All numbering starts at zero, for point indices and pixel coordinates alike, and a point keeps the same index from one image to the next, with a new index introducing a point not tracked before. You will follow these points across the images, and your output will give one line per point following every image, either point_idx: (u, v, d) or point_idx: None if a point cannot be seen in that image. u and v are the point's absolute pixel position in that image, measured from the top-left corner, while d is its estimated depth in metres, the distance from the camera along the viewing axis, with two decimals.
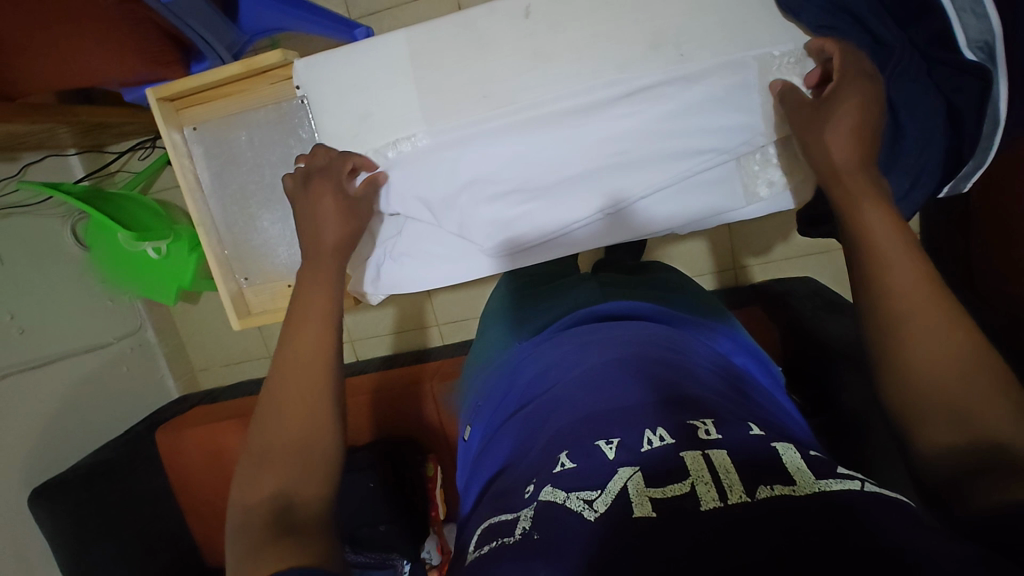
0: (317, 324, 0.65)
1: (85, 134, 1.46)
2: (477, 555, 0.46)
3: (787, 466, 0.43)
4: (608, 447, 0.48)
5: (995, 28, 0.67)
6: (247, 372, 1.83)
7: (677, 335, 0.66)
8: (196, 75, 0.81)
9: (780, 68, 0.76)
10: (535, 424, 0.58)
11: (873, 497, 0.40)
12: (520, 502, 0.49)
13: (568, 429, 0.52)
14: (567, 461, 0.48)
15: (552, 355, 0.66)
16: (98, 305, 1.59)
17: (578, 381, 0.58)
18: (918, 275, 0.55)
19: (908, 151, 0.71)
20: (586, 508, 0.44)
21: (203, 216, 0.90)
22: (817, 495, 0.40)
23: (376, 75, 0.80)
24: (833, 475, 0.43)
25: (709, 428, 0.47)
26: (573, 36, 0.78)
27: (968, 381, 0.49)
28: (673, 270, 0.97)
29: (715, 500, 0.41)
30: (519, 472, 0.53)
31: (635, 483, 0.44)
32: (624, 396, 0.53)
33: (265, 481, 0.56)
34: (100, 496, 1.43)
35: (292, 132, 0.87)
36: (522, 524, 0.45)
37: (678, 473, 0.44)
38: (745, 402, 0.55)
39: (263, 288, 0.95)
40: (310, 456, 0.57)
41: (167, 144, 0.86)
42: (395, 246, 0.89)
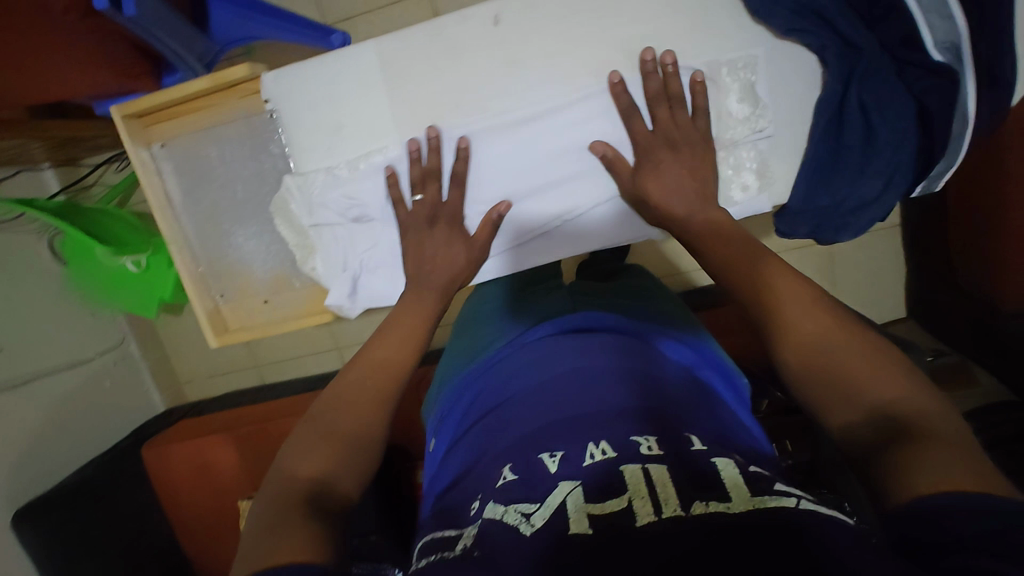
0: (410, 330, 0.69)
1: (60, 149, 1.43)
2: (416, 569, 0.46)
3: (724, 482, 0.45)
4: (550, 460, 0.50)
5: (960, 28, 0.66)
6: (233, 383, 1.81)
7: (639, 345, 0.66)
8: (168, 90, 0.79)
9: (734, 73, 0.75)
10: (486, 434, 0.58)
11: (806, 515, 0.41)
12: (465, 520, 0.50)
13: (517, 442, 0.53)
14: (509, 475, 0.50)
15: (512, 364, 0.67)
16: (78, 320, 1.57)
17: (533, 392, 0.59)
18: (812, 303, 0.56)
19: (883, 151, 0.71)
20: (523, 522, 0.46)
21: (174, 233, 0.88)
22: (748, 514, 0.41)
23: (347, 86, 0.79)
24: (770, 492, 0.44)
25: (650, 444, 0.50)
26: (545, 43, 0.77)
27: (871, 375, 0.50)
28: (650, 274, 0.97)
29: (650, 515, 0.43)
30: (465, 485, 0.54)
31: (574, 499, 0.46)
32: (576, 409, 0.55)
33: (307, 456, 0.56)
34: (87, 515, 1.41)
35: (264, 147, 0.85)
36: (464, 540, 0.47)
37: (619, 488, 0.46)
38: (700, 413, 0.56)
39: (242, 306, 0.93)
40: (359, 451, 0.58)
41: (135, 161, 0.84)
42: (358, 258, 0.85)
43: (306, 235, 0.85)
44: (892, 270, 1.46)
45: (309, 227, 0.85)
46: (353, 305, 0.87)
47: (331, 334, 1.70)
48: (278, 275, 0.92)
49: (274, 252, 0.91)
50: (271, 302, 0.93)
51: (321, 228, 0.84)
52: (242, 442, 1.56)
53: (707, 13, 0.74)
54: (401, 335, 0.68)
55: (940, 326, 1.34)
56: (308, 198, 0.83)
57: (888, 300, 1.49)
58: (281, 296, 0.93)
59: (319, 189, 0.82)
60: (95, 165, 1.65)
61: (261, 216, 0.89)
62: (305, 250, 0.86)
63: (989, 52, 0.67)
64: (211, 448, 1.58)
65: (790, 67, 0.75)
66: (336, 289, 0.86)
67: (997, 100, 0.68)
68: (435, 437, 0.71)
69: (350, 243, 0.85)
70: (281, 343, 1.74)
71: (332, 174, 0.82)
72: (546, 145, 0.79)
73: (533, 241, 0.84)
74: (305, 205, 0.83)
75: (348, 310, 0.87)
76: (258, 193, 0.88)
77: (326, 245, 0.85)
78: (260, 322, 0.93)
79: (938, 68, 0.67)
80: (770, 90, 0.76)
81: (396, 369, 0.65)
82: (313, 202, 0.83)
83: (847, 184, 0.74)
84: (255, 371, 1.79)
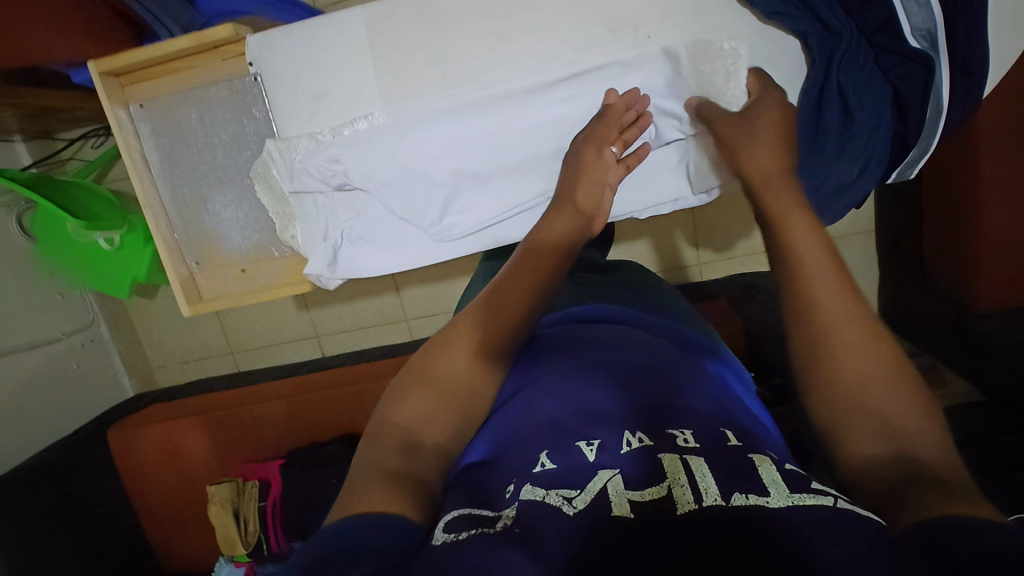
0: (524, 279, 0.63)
1: (33, 119, 1.39)
2: (449, 536, 0.42)
3: (761, 478, 0.42)
4: (588, 449, 0.48)
5: (936, 16, 0.68)
6: (208, 369, 1.77)
7: (652, 338, 0.66)
8: (148, 48, 0.78)
9: (711, 55, 0.77)
10: (508, 419, 0.55)
11: (846, 516, 0.39)
12: (500, 503, 0.47)
13: (548, 430, 0.51)
14: (546, 462, 0.48)
15: (528, 349, 0.65)
16: (45, 299, 1.52)
17: (557, 378, 0.58)
18: (840, 299, 0.52)
19: (859, 136, 0.73)
20: (566, 503, 0.43)
21: (150, 197, 0.87)
22: (787, 512, 0.39)
23: (333, 52, 0.79)
24: (807, 490, 0.41)
25: (687, 436, 0.48)
26: (534, 18, 0.77)
27: (892, 399, 0.47)
28: (644, 270, 1.01)
29: (690, 503, 0.41)
30: (500, 468, 0.51)
31: (615, 485, 0.44)
32: (602, 401, 0.54)
33: (413, 402, 0.56)
34: (46, 499, 1.36)
35: (246, 110, 0.84)
36: (503, 519, 0.44)
37: (658, 477, 0.44)
38: (721, 401, 0.55)
39: (219, 274, 0.91)
40: (459, 394, 0.57)
41: (111, 121, 0.82)
42: (344, 227, 0.86)
43: (287, 202, 0.86)
44: (869, 275, 1.46)
45: (290, 193, 0.85)
46: (333, 274, 0.88)
47: (310, 321, 1.68)
48: (259, 242, 0.90)
49: (254, 220, 0.89)
50: (248, 270, 0.91)
51: (302, 195, 0.84)
52: (216, 428, 1.53)
53: None
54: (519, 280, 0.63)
55: (914, 329, 1.36)
56: (290, 163, 0.83)
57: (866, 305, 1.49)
58: (259, 264, 0.91)
59: (301, 155, 0.82)
60: (71, 140, 1.61)
61: (242, 183, 0.88)
62: (285, 217, 0.87)
63: (965, 43, 0.68)
64: (182, 433, 1.53)
65: (772, 50, 0.76)
66: (316, 258, 0.86)
67: (970, 89, 0.70)
68: None
69: (332, 211, 0.85)
70: (257, 330, 1.71)
71: (315, 140, 0.82)
72: (527, 119, 0.80)
73: (504, 220, 0.84)
74: (287, 169, 0.83)
75: (327, 280, 0.88)
76: (239, 157, 0.87)
77: (306, 212, 0.85)
78: (237, 292, 0.91)
79: (914, 53, 0.69)
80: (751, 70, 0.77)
81: (501, 330, 0.60)
82: (295, 167, 0.82)
83: (823, 168, 0.74)
84: (229, 358, 1.75)
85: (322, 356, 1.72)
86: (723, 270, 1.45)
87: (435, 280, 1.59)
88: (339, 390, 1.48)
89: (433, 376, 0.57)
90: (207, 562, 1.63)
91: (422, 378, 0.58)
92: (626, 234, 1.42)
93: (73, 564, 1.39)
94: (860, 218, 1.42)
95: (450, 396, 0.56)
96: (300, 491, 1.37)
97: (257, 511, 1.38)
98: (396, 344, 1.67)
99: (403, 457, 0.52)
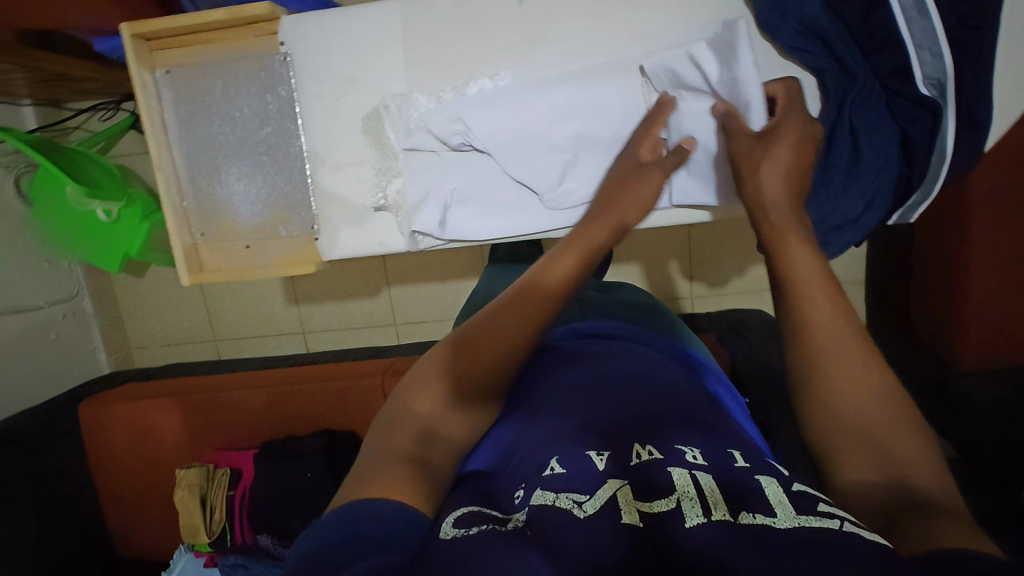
0: (533, 304, 0.62)
1: (44, 84, 1.39)
2: (456, 531, 0.43)
3: (768, 499, 0.43)
4: (598, 458, 0.48)
5: (947, 67, 0.71)
6: (188, 355, 1.74)
7: (657, 357, 0.68)
8: (182, 17, 0.79)
9: None
10: (515, 430, 0.56)
11: (853, 539, 0.38)
12: (509, 506, 0.48)
13: (565, 434, 0.52)
14: (556, 466, 0.48)
15: (542, 365, 0.67)
16: (33, 264, 1.48)
17: (571, 391, 0.59)
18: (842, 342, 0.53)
19: (867, 173, 0.76)
20: (576, 506, 0.44)
21: (164, 160, 0.87)
22: (794, 532, 0.39)
23: (367, 39, 0.81)
24: (813, 512, 0.41)
25: (695, 454, 0.48)
26: (564, 28, 0.79)
27: (886, 425, 0.48)
28: (645, 293, 1.03)
29: (699, 517, 0.41)
30: (504, 478, 0.52)
31: (624, 494, 0.44)
32: (611, 410, 0.55)
33: (430, 398, 0.57)
34: (7, 467, 1.31)
35: (271, 87, 0.85)
36: (514, 521, 0.45)
37: (666, 488, 0.44)
38: (720, 417, 0.56)
39: (223, 250, 0.91)
40: (481, 376, 0.59)
41: (135, 83, 0.83)
42: (452, 185, 0.84)
43: (395, 158, 0.84)
44: None
45: (402, 150, 0.83)
46: (443, 234, 0.84)
47: (298, 317, 1.66)
48: (267, 219, 0.89)
49: (263, 194, 0.89)
50: (252, 247, 0.91)
51: (413, 152, 0.84)
52: (193, 411, 1.49)
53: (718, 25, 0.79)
54: (533, 301, 0.62)
55: None
56: (406, 119, 0.82)
57: None
58: (263, 244, 0.90)
59: (420, 111, 0.82)
60: (80, 110, 1.61)
61: (253, 165, 0.88)
62: (388, 173, 0.84)
63: (972, 98, 0.71)
64: (157, 414, 1.49)
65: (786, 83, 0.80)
66: (426, 215, 0.83)
67: (973, 140, 0.73)
68: None
69: (442, 172, 0.84)
70: (242, 320, 1.69)
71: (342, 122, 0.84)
72: (541, 114, 0.80)
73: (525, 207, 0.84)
74: (402, 126, 0.82)
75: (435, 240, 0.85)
76: (256, 134, 0.87)
77: (320, 191, 0.86)
78: (238, 268, 0.91)
79: (924, 100, 0.72)
80: None
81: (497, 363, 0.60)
82: (412, 124, 0.82)
83: (831, 203, 0.76)
84: (212, 345, 1.72)
85: (306, 351, 1.70)
86: (714, 305, 1.47)
87: (428, 285, 1.58)
88: (322, 384, 1.46)
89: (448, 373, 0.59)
90: (167, 550, 1.58)
91: (424, 389, 0.58)
92: (623, 260, 1.43)
93: (25, 539, 1.33)
94: (851, 266, 1.45)
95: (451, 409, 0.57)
96: (270, 485, 1.33)
97: (226, 499, 1.35)
98: (382, 347, 1.66)
99: (418, 442, 0.53)
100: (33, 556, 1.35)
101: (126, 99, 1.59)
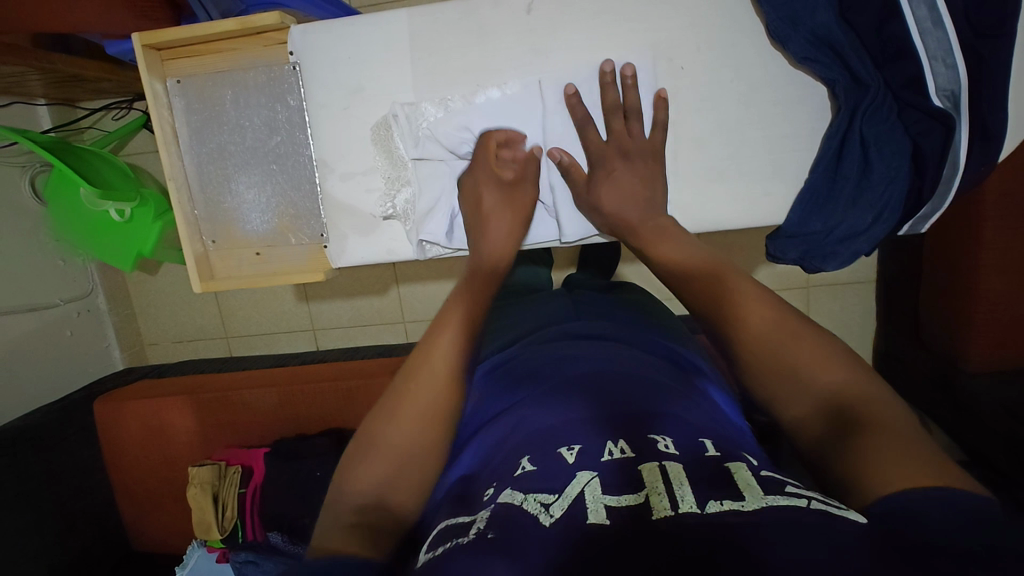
0: (452, 322, 0.66)
1: (58, 85, 1.40)
2: (429, 555, 0.44)
3: (737, 484, 0.44)
4: (568, 454, 0.49)
5: (961, 79, 0.70)
6: (200, 351, 1.76)
7: (642, 354, 0.69)
8: (193, 28, 0.80)
9: (735, 88, 0.79)
10: (500, 433, 0.57)
11: (823, 517, 0.40)
12: (478, 505, 0.49)
13: (536, 436, 0.53)
14: (527, 465, 0.49)
15: (515, 368, 0.68)
16: (48, 263, 1.51)
17: (544, 394, 0.60)
18: (788, 328, 0.57)
19: (876, 185, 0.75)
20: (543, 511, 0.44)
21: (175, 171, 0.88)
22: (764, 512, 0.40)
23: (374, 50, 0.81)
24: (782, 493, 0.43)
25: (667, 442, 0.50)
26: (572, 37, 0.79)
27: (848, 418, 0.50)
28: (647, 292, 1.04)
29: (666, 509, 0.42)
30: (483, 478, 0.53)
31: (592, 489, 0.45)
32: (584, 409, 0.56)
33: (371, 465, 0.56)
34: (25, 463, 1.34)
35: (281, 98, 0.85)
36: (477, 524, 0.45)
37: (636, 485, 0.45)
38: (708, 415, 0.57)
39: (233, 257, 0.92)
40: (438, 411, 0.60)
41: (147, 94, 0.84)
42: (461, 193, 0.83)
43: (405, 167, 0.84)
44: (865, 324, 1.48)
45: (411, 159, 0.84)
46: (450, 242, 0.84)
47: (308, 314, 1.68)
48: (277, 228, 0.90)
49: (272, 201, 0.89)
50: (263, 254, 0.92)
51: (423, 162, 0.84)
52: (203, 409, 1.51)
53: (726, 34, 0.78)
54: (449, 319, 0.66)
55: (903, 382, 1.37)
56: (415, 128, 0.82)
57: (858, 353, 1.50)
58: (274, 248, 0.91)
59: (428, 121, 0.82)
60: (93, 109, 1.62)
61: (254, 173, 0.89)
62: (398, 181, 0.85)
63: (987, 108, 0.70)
64: (168, 411, 1.52)
65: (797, 92, 0.79)
66: (434, 223, 0.83)
67: (986, 151, 0.71)
68: (474, 391, 0.69)
69: (451, 182, 0.84)
70: (253, 318, 1.70)
71: (351, 131, 0.84)
72: (546, 125, 0.81)
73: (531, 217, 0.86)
74: (410, 135, 0.82)
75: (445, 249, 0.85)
76: (267, 142, 0.87)
77: (327, 190, 0.86)
78: (252, 274, 0.92)
79: (937, 112, 0.71)
80: (777, 106, 0.80)
81: (442, 388, 0.61)
82: (419, 133, 0.82)
83: (838, 216, 0.76)
84: (223, 342, 1.74)
85: (315, 349, 1.71)
86: None
87: (435, 281, 1.59)
88: (331, 383, 1.48)
89: (394, 416, 0.59)
90: (182, 543, 1.62)
91: (376, 444, 0.58)
92: (633, 259, 1.43)
93: (43, 532, 1.37)
94: (862, 268, 1.44)
95: (405, 449, 0.57)
96: (279, 483, 1.35)
97: (238, 497, 1.38)
98: (390, 345, 1.67)
99: (361, 515, 0.53)
100: (51, 549, 1.38)
101: (137, 99, 1.60)
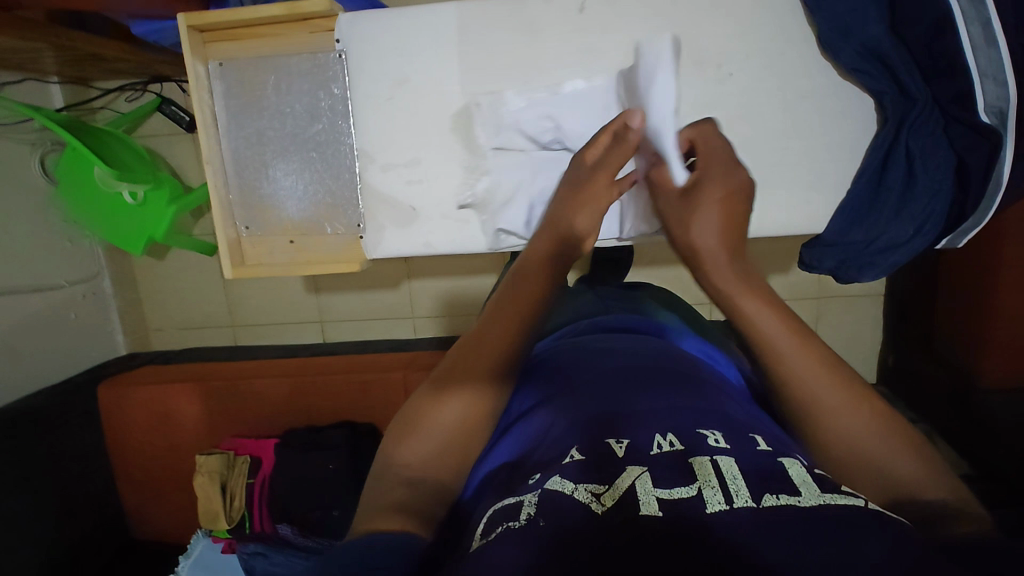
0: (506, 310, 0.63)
1: (75, 63, 1.38)
2: (484, 539, 0.43)
3: (792, 478, 0.43)
4: (618, 446, 0.49)
5: (1010, 96, 0.70)
6: (205, 339, 1.73)
7: (676, 349, 0.69)
8: (241, 10, 0.79)
9: (782, 95, 0.80)
10: (539, 423, 0.56)
11: (879, 518, 0.39)
12: (522, 488, 0.48)
13: (584, 423, 0.53)
14: (575, 454, 0.49)
15: (545, 363, 0.69)
16: (56, 243, 1.49)
17: (585, 387, 0.60)
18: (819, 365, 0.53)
19: (919, 198, 0.76)
20: (593, 501, 0.43)
21: (214, 154, 0.87)
22: (822, 510, 0.40)
23: (422, 41, 0.81)
24: (837, 491, 0.42)
25: (717, 437, 0.49)
26: (620, 38, 0.79)
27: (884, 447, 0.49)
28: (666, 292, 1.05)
29: (720, 504, 0.41)
30: (525, 464, 0.52)
31: (643, 484, 0.44)
32: (631, 402, 0.55)
33: (408, 448, 0.56)
34: (26, 445, 1.31)
35: (324, 85, 0.85)
36: (525, 508, 0.44)
37: (687, 477, 0.44)
38: (749, 411, 0.57)
39: (264, 241, 0.91)
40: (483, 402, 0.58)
41: (189, 75, 0.83)
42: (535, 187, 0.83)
43: (484, 156, 0.84)
44: (874, 336, 1.49)
45: (491, 148, 0.83)
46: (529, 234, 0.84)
47: (317, 306, 1.66)
48: (313, 213, 0.89)
49: (307, 185, 0.89)
50: (298, 241, 0.91)
51: (503, 151, 0.83)
52: (211, 397, 1.49)
53: (776, 43, 0.79)
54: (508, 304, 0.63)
55: (913, 394, 1.39)
56: (499, 117, 0.81)
57: (868, 364, 1.52)
58: (307, 235, 0.90)
59: (512, 110, 0.81)
60: (107, 89, 1.59)
61: (286, 156, 0.88)
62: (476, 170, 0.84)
63: None
64: (175, 398, 1.50)
65: (845, 102, 0.80)
66: (513, 214, 0.84)
67: None
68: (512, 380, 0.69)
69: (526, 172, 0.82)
70: (263, 308, 1.68)
71: (393, 119, 0.84)
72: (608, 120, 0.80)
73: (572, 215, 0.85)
74: (493, 123, 0.82)
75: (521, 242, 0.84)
76: (304, 127, 0.87)
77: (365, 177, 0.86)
78: (286, 262, 0.91)
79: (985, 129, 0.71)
80: (824, 113, 0.80)
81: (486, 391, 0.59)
82: (502, 121, 0.81)
83: (879, 228, 0.77)
84: (229, 330, 1.71)
85: (322, 341, 1.69)
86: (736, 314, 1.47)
87: (449, 277, 1.58)
88: (342, 374, 1.46)
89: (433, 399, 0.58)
90: (183, 532, 1.60)
91: (418, 428, 0.57)
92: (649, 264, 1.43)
93: (42, 516, 1.34)
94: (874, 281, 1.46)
95: (448, 443, 0.56)
96: (288, 474, 1.34)
97: (246, 487, 1.36)
98: (400, 339, 1.66)
99: (408, 491, 0.53)
100: (49, 534, 1.35)
101: (152, 81, 1.58)
